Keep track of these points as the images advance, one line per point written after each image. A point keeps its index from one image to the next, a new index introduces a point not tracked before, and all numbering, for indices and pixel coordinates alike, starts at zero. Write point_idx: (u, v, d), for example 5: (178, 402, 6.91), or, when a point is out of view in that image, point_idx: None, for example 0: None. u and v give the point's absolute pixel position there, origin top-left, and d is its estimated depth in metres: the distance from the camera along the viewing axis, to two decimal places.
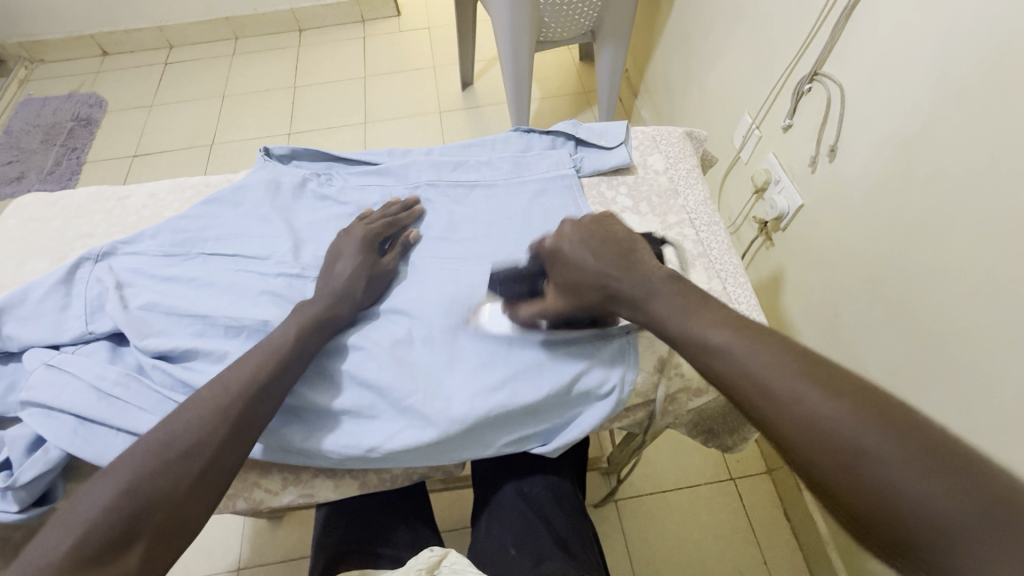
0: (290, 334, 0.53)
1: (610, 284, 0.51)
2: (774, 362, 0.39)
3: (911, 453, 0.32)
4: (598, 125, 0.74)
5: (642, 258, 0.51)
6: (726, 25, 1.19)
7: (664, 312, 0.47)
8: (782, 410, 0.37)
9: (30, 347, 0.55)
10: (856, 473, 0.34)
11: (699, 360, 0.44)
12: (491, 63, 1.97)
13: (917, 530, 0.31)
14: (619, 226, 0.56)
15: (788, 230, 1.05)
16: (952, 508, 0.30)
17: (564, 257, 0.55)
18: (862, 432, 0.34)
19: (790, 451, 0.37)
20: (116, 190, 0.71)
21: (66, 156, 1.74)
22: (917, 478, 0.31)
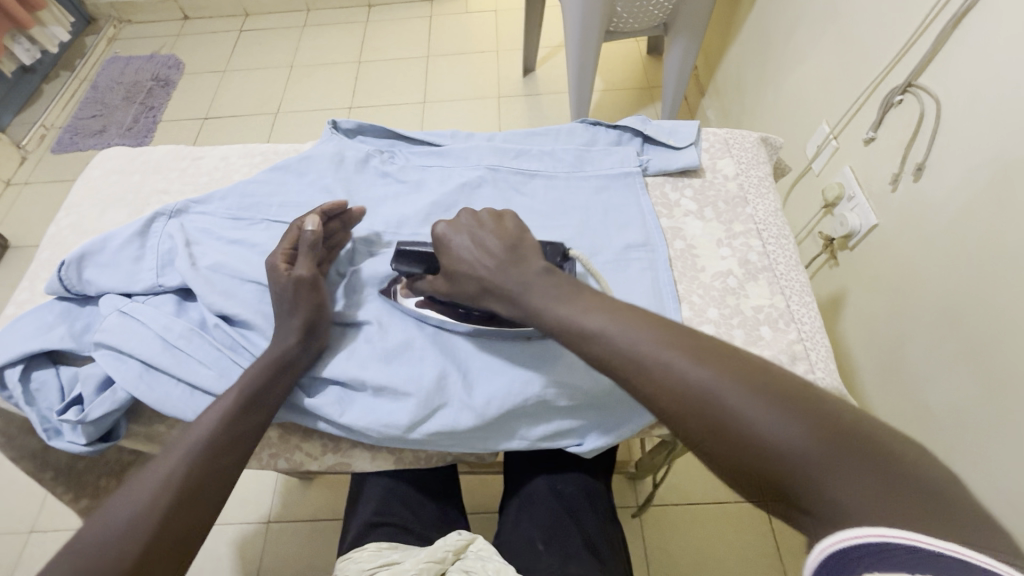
0: (259, 371, 0.52)
1: (488, 279, 0.50)
2: (646, 336, 0.41)
3: (777, 406, 0.35)
4: (668, 123, 0.71)
5: (526, 260, 0.50)
6: (812, 26, 1.12)
7: (539, 303, 0.47)
8: (657, 382, 0.39)
9: (105, 293, 0.59)
10: (727, 431, 0.36)
11: (576, 346, 0.45)
12: (555, 50, 1.93)
13: (790, 478, 0.33)
14: (511, 220, 0.54)
15: (856, 250, 0.99)
16: (811, 449, 0.33)
17: (449, 251, 0.53)
18: (732, 391, 0.36)
19: (667, 418, 0.39)
20: (191, 150, 0.74)
21: (144, 114, 1.84)
22: (779, 427, 0.34)
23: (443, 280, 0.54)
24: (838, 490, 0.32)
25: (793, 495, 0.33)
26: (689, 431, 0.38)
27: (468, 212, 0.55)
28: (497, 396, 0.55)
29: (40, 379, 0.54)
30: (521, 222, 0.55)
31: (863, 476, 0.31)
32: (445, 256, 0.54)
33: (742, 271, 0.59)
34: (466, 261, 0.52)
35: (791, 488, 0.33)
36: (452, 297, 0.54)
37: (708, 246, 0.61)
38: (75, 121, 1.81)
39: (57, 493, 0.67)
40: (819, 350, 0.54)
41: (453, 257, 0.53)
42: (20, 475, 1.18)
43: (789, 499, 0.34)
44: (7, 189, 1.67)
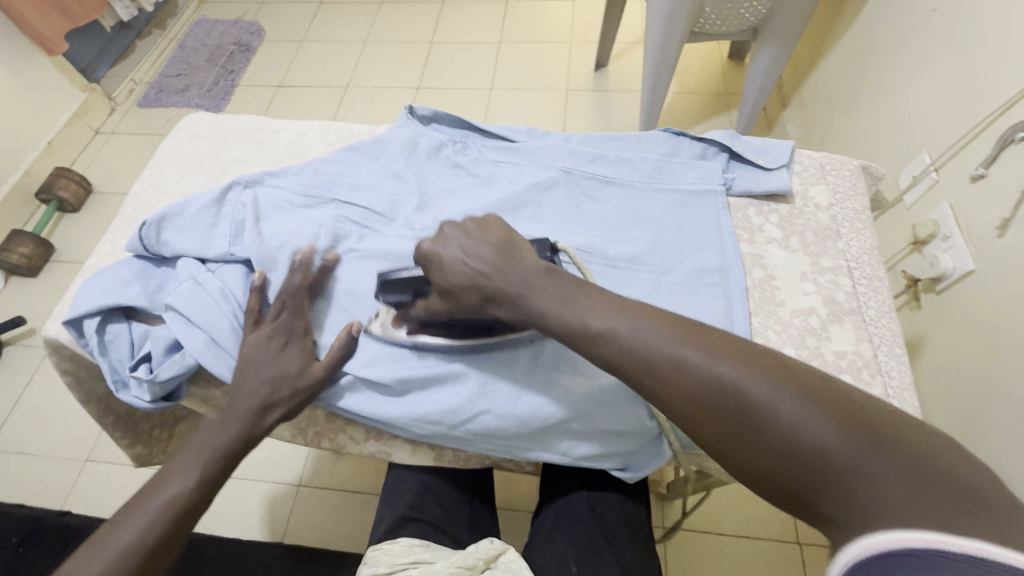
0: (263, 403, 0.53)
1: (488, 287, 0.49)
2: (662, 334, 0.41)
3: (796, 403, 0.34)
4: (758, 140, 0.66)
5: (525, 263, 0.49)
6: (925, 44, 1.02)
7: (542, 305, 0.46)
8: (671, 381, 0.39)
9: (180, 256, 0.60)
10: (744, 431, 0.36)
11: (584, 348, 0.44)
12: (631, 46, 1.86)
13: (809, 477, 0.33)
14: (496, 226, 0.53)
15: (944, 295, 0.91)
16: (838, 448, 0.32)
17: (443, 270, 0.52)
18: (754, 390, 0.36)
19: (685, 420, 0.39)
20: (270, 122, 0.75)
21: (224, 77, 1.91)
22: (804, 425, 0.34)
23: (439, 298, 0.53)
24: (866, 488, 0.31)
25: (812, 495, 0.33)
26: (710, 434, 0.37)
27: (451, 226, 0.54)
28: (543, 405, 0.53)
29: (114, 332, 0.57)
30: (509, 227, 0.53)
31: (891, 473, 0.30)
32: (438, 271, 0.52)
33: (826, 311, 0.55)
34: (463, 281, 0.50)
35: (809, 489, 0.33)
36: (453, 315, 0.53)
37: (790, 279, 0.57)
38: (161, 78, 1.89)
39: (116, 438, 0.71)
40: (906, 410, 0.49)
41: (446, 270, 0.52)
42: (82, 407, 1.26)
43: (806, 496, 0.33)
44: (95, 137, 1.78)
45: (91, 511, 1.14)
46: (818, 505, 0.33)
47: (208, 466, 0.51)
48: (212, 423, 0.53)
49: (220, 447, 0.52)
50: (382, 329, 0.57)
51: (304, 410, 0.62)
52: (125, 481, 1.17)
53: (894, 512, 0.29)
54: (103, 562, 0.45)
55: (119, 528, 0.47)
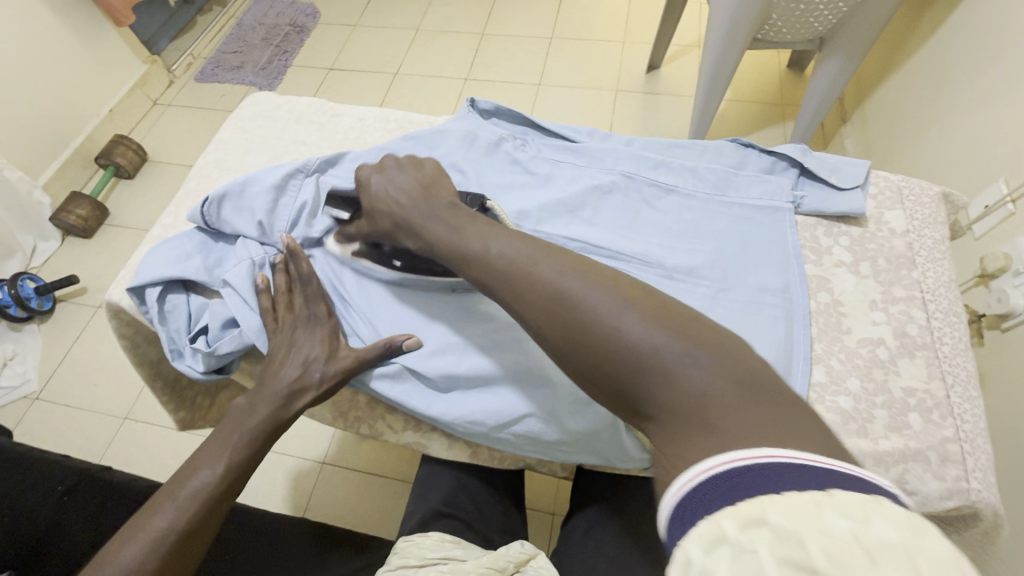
0: (293, 385, 0.53)
1: (399, 213, 0.53)
2: (525, 252, 0.42)
3: (621, 306, 0.37)
4: (832, 158, 0.64)
5: (439, 198, 0.53)
6: (1011, 66, 0.96)
7: (438, 234, 0.49)
8: (523, 296, 0.41)
9: (241, 235, 0.62)
10: (575, 335, 0.38)
11: (468, 271, 0.46)
12: (686, 50, 1.81)
13: (627, 375, 0.35)
14: (428, 167, 0.57)
15: (1009, 334, 0.86)
16: (653, 347, 0.35)
17: (369, 196, 0.57)
18: (592, 298, 0.38)
19: (534, 330, 0.41)
20: (331, 106, 0.76)
21: (278, 57, 1.95)
22: (626, 327, 0.36)
23: (366, 219, 0.58)
24: (683, 379, 0.33)
25: (634, 394, 0.35)
26: (548, 340, 0.39)
27: (389, 158, 0.59)
28: (589, 417, 0.52)
29: (173, 302, 0.58)
30: (438, 166, 0.57)
31: (704, 365, 0.33)
32: (366, 198, 0.57)
33: (896, 344, 0.52)
34: (378, 206, 0.55)
35: (629, 387, 0.35)
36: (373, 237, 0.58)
37: (859, 306, 0.55)
38: (218, 54, 1.94)
39: (162, 402, 0.73)
40: (978, 457, 0.47)
41: (372, 198, 0.56)
42: (124, 367, 1.31)
43: (626, 394, 0.36)
44: (153, 108, 1.83)
45: (127, 467, 1.18)
46: (641, 403, 0.35)
47: (235, 453, 0.52)
48: (241, 410, 0.54)
49: (248, 433, 0.52)
50: (433, 320, 0.57)
51: (347, 394, 0.63)
52: (161, 442, 1.21)
53: (704, 405, 0.32)
54: (138, 551, 0.45)
55: (151, 518, 0.47)
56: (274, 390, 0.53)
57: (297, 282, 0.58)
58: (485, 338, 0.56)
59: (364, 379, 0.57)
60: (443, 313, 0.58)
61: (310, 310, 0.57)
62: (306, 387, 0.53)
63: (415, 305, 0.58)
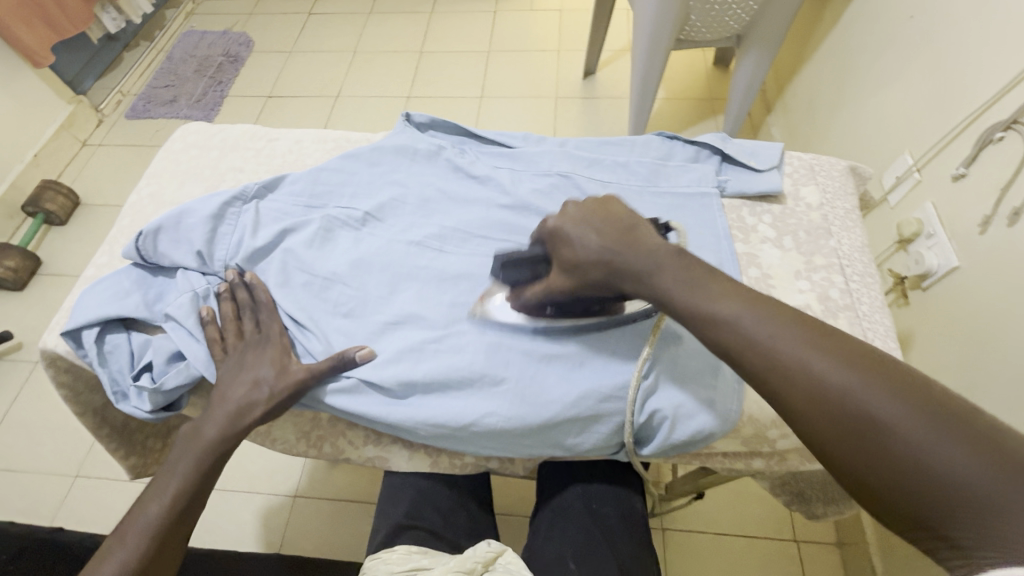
0: (243, 404, 0.53)
1: (614, 261, 0.48)
2: (791, 342, 0.39)
3: (933, 426, 0.33)
4: (749, 143, 0.68)
5: (645, 242, 0.48)
6: (904, 48, 1.05)
7: (669, 286, 0.45)
8: (786, 381, 0.38)
9: (180, 267, 0.61)
10: (864, 443, 0.34)
11: (705, 335, 0.43)
12: (619, 54, 1.89)
13: (941, 506, 0.31)
14: (620, 206, 0.52)
15: (930, 292, 0.93)
16: (979, 481, 0.30)
17: (566, 242, 0.51)
18: (881, 405, 0.35)
19: (804, 428, 0.38)
20: (267, 131, 0.76)
21: (212, 88, 1.91)
22: (942, 456, 0.32)
23: (561, 274, 0.52)
24: (1008, 530, 0.28)
25: (943, 526, 0.31)
26: (827, 439, 0.36)
27: (578, 203, 0.53)
28: (546, 407, 0.53)
29: (113, 342, 0.57)
30: (626, 205, 0.52)
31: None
32: (563, 246, 0.51)
33: (821, 307, 0.56)
34: (588, 256, 0.49)
35: (940, 518, 0.31)
36: (570, 290, 0.52)
37: (785, 276, 0.59)
38: (149, 90, 1.88)
39: (111, 449, 0.70)
40: None
41: (571, 245, 0.50)
42: (71, 421, 1.24)
43: (936, 526, 0.31)
44: (82, 149, 1.76)
45: (82, 527, 1.11)
46: (952, 534, 0.31)
47: (184, 482, 0.51)
48: (190, 436, 0.53)
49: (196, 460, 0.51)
50: (386, 330, 0.58)
51: (306, 415, 0.62)
52: (116, 496, 1.15)
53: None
54: None
55: (104, 561, 0.47)
56: (222, 411, 0.53)
57: (245, 306, 0.58)
58: (439, 343, 0.56)
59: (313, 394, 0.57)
60: (397, 321, 0.58)
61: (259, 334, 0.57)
62: (252, 408, 0.53)
63: (367, 317, 0.59)
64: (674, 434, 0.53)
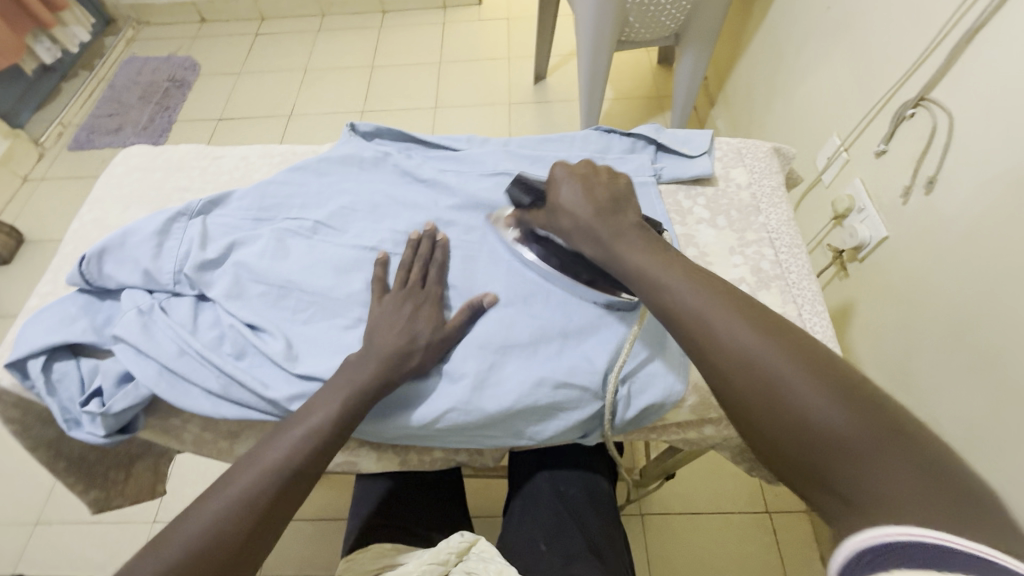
0: (309, 439, 0.49)
1: (584, 217, 0.54)
2: (716, 305, 0.42)
3: (829, 388, 0.36)
4: (681, 132, 0.72)
5: (628, 213, 0.53)
6: (824, 38, 1.13)
7: (624, 251, 0.50)
8: (709, 346, 0.41)
9: (127, 287, 0.60)
10: (766, 399, 0.37)
11: (648, 298, 0.47)
12: (566, 58, 1.94)
13: (824, 459, 0.34)
14: (624, 182, 0.57)
15: (865, 262, 0.99)
16: (855, 436, 0.33)
17: (557, 190, 0.57)
18: (786, 370, 0.37)
19: (718, 385, 0.41)
20: (212, 150, 0.76)
21: (160, 114, 1.87)
22: (830, 414, 0.35)
23: (545, 213, 0.59)
24: (877, 479, 0.32)
25: (823, 476, 0.34)
26: (738, 394, 0.39)
27: (585, 161, 0.59)
28: (507, 395, 0.54)
29: (61, 370, 0.56)
30: (631, 187, 0.57)
31: (904, 469, 0.31)
32: (554, 190, 0.58)
33: (754, 279, 0.60)
34: (566, 202, 0.56)
35: (822, 469, 0.34)
36: (548, 229, 0.59)
37: (721, 253, 0.62)
38: (92, 120, 1.84)
39: (69, 484, 0.68)
40: None
41: (560, 192, 0.57)
42: (28, 466, 1.19)
43: (819, 478, 0.34)
44: (23, 185, 1.70)
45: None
46: (828, 482, 0.34)
47: (237, 522, 0.45)
48: (245, 471, 0.47)
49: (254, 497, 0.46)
50: (343, 332, 0.58)
51: None
52: (82, 539, 1.11)
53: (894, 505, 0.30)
54: None
55: None
56: (286, 443, 0.49)
57: (420, 258, 0.61)
58: None
59: (272, 397, 0.54)
60: (353, 324, 0.58)
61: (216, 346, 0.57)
62: (348, 410, 0.50)
63: (323, 322, 0.59)
64: (631, 408, 0.56)
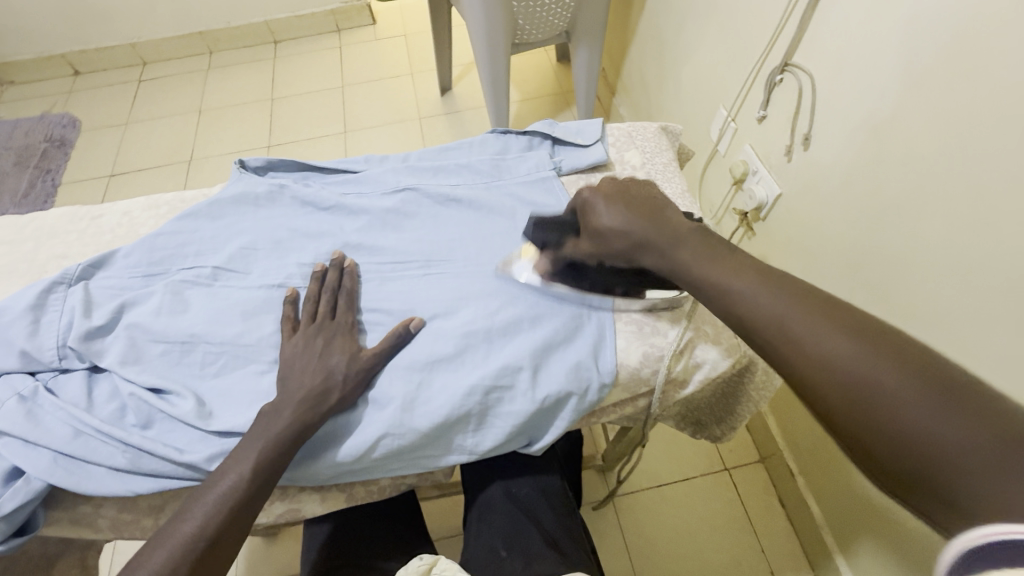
0: (226, 498, 0.47)
1: (637, 236, 0.50)
2: (788, 307, 0.40)
3: (929, 391, 0.32)
4: (574, 124, 0.75)
5: (672, 221, 0.50)
6: (698, 19, 1.20)
7: (686, 259, 0.47)
8: (794, 355, 0.38)
9: (3, 374, 0.55)
10: (861, 402, 0.34)
11: (716, 305, 0.45)
12: (469, 67, 1.96)
13: (926, 467, 0.31)
14: (656, 191, 0.55)
15: (768, 220, 1.06)
16: (964, 441, 0.30)
17: (596, 215, 0.53)
18: (880, 373, 0.34)
19: (805, 392, 0.38)
20: (90, 209, 0.70)
21: (40, 178, 1.71)
22: (932, 418, 0.31)
23: (586, 242, 0.55)
24: (991, 488, 0.28)
25: (929, 486, 0.31)
26: (825, 400, 0.36)
27: (614, 180, 0.56)
28: (437, 408, 0.53)
29: None
30: (661, 193, 0.55)
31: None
32: (591, 215, 0.54)
33: None
34: (609, 224, 0.52)
35: (927, 477, 0.31)
36: (596, 258, 0.55)
37: None
38: None
39: None
40: None
41: (602, 219, 0.53)
42: None
43: (925, 487, 0.31)
44: None
45: None
46: (936, 492, 0.31)
47: None
48: (161, 538, 0.45)
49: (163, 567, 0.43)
50: (262, 377, 0.55)
51: None
52: None
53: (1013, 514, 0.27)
54: None
55: None
56: (204, 506, 0.46)
57: (327, 289, 0.59)
58: None
59: (189, 461, 0.50)
60: (270, 366, 0.56)
61: (119, 419, 0.53)
62: (264, 466, 0.48)
63: (238, 371, 0.56)
64: (569, 403, 0.55)
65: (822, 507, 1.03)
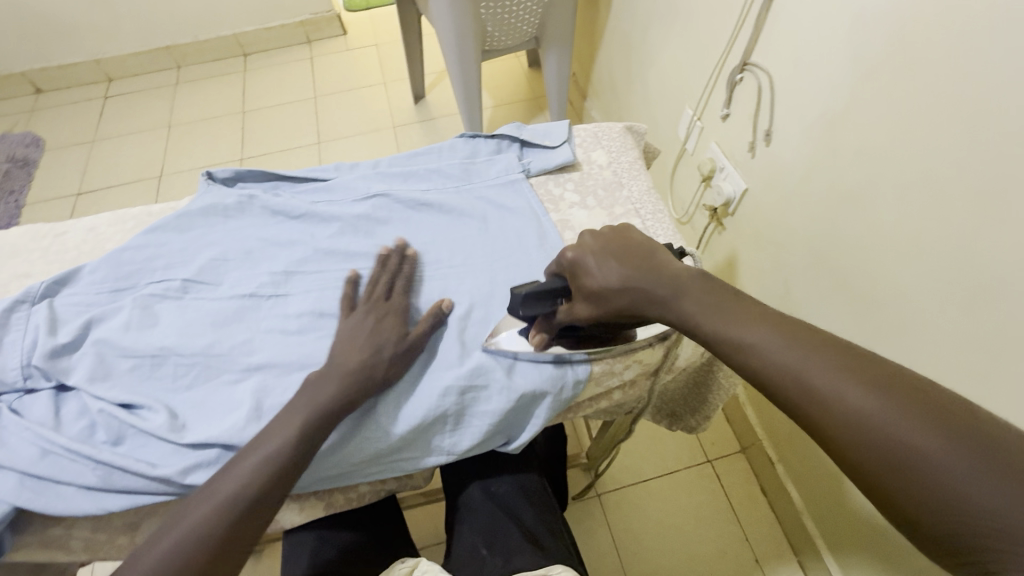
0: (209, 519, 0.44)
1: (636, 292, 0.47)
2: (807, 360, 0.37)
3: (972, 455, 0.30)
4: (542, 126, 0.76)
5: (670, 268, 0.47)
6: (661, 23, 1.23)
7: (692, 309, 0.44)
8: (818, 412, 0.36)
9: None
10: (892, 465, 0.32)
11: (725, 355, 0.42)
12: (441, 75, 1.98)
13: (972, 538, 0.29)
14: (637, 236, 0.52)
15: (736, 215, 1.08)
16: (1014, 514, 0.28)
17: (587, 277, 0.50)
18: (914, 434, 0.32)
19: (831, 450, 0.35)
20: (53, 226, 0.69)
21: (3, 200, 1.67)
22: (979, 488, 0.29)
23: (582, 307, 0.52)
24: None
25: (974, 555, 0.29)
26: (854, 460, 0.34)
27: (591, 234, 0.53)
28: (416, 410, 0.54)
29: None
30: (645, 236, 0.52)
31: None
32: (581, 278, 0.51)
33: None
34: (604, 287, 0.49)
35: (972, 548, 0.29)
36: (598, 321, 0.52)
37: None
38: None
39: None
40: None
41: (594, 282, 0.50)
42: None
43: (968, 557, 0.29)
44: None
45: None
46: (981, 564, 0.29)
47: None
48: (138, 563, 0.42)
49: None
50: (235, 387, 0.55)
51: None
52: None
53: None
54: None
55: None
56: (184, 528, 0.43)
57: (389, 272, 0.61)
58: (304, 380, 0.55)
59: (162, 475, 0.50)
60: (243, 376, 0.56)
61: (88, 437, 0.52)
62: (253, 485, 0.46)
63: (211, 382, 0.55)
64: (545, 398, 0.56)
65: (801, 493, 1.06)
